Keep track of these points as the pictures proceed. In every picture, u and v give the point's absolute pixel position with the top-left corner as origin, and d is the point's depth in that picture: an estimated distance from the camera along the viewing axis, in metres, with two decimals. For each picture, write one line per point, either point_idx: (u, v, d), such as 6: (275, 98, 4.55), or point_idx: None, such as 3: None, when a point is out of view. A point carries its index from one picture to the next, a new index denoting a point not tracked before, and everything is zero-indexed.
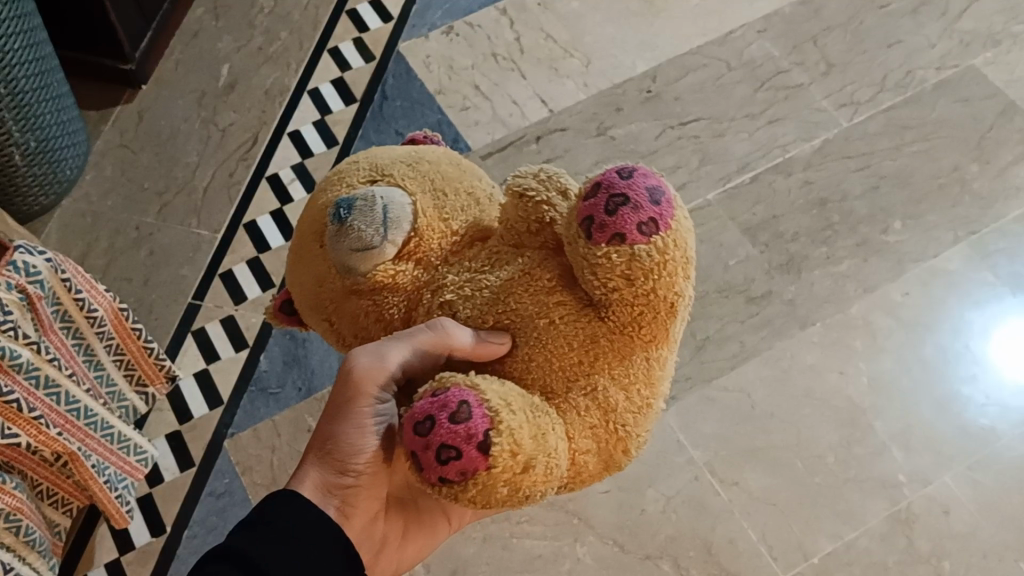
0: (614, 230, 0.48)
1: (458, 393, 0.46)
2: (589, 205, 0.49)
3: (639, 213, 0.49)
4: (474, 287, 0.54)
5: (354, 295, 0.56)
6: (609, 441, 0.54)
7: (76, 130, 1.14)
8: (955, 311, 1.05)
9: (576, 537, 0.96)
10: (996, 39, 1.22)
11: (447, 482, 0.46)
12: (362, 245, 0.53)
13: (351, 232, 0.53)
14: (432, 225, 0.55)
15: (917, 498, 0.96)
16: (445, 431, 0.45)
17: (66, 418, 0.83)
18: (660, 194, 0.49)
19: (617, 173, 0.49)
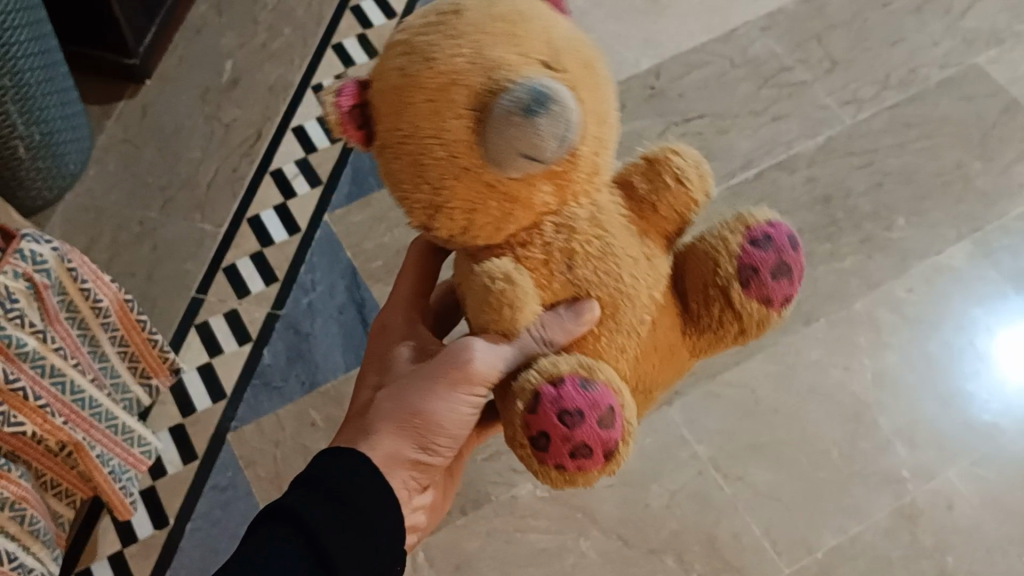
0: (763, 291, 0.52)
1: (605, 395, 0.49)
2: (757, 255, 0.52)
3: (773, 254, 0.52)
4: (602, 250, 0.51)
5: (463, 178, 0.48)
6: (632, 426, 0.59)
7: (80, 124, 1.14)
8: (960, 307, 1.05)
9: (580, 532, 0.96)
10: (999, 38, 1.22)
11: (558, 466, 0.49)
12: (533, 153, 0.45)
13: (531, 132, 0.44)
14: (590, 151, 0.49)
15: (922, 493, 0.96)
16: (590, 431, 0.48)
17: (71, 408, 0.83)
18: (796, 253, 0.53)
19: (785, 237, 0.53)
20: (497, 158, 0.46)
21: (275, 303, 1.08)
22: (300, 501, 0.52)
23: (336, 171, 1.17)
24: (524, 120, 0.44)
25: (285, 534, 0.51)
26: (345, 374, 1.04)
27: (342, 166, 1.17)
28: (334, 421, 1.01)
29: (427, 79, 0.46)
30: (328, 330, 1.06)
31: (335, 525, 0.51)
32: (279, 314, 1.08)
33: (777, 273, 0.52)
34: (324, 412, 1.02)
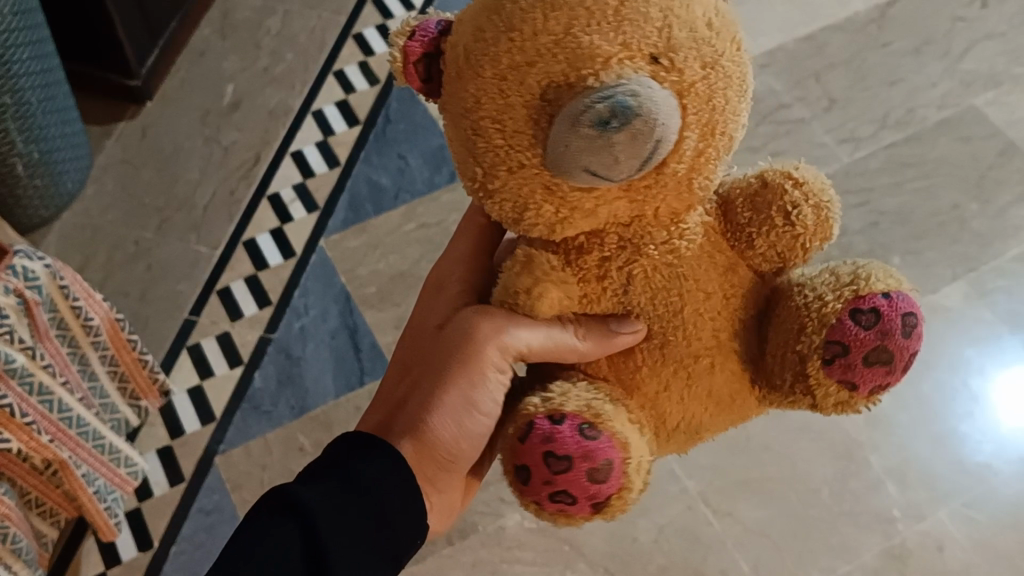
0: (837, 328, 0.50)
1: (607, 451, 0.49)
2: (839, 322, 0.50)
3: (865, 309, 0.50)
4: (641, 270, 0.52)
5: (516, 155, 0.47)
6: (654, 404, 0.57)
7: (80, 143, 1.15)
8: (954, 349, 1.05)
9: (566, 564, 0.95)
10: (997, 80, 1.23)
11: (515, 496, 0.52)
12: (588, 159, 0.44)
13: (584, 129, 0.43)
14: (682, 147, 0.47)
15: (912, 534, 0.95)
16: (570, 439, 0.48)
17: (58, 426, 0.82)
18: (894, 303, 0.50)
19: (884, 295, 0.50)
20: (565, 165, 0.45)
21: (268, 326, 1.08)
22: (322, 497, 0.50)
23: (332, 197, 1.17)
24: (606, 136, 0.42)
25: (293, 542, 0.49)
26: (334, 399, 1.03)
27: (340, 191, 1.18)
28: (322, 446, 1.01)
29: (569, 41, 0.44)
30: (319, 355, 1.06)
31: (333, 495, 0.50)
32: (271, 338, 1.08)
33: (871, 354, 0.49)
34: (313, 437, 1.01)
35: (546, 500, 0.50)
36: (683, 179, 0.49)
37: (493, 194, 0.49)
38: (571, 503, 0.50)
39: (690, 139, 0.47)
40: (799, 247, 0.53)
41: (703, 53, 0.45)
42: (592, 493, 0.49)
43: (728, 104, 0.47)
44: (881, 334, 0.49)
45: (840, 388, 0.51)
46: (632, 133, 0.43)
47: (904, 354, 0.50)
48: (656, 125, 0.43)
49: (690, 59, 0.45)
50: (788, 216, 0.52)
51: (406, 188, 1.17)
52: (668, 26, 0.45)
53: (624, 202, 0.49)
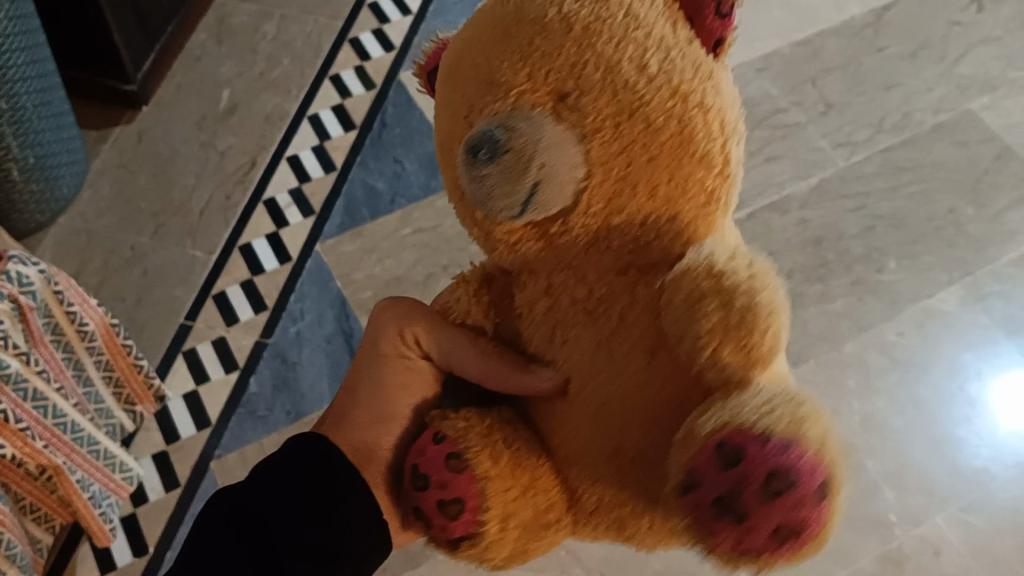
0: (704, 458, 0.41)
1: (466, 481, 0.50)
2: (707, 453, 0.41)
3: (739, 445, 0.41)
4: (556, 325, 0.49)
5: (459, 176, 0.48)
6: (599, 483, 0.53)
7: (76, 149, 1.15)
8: (951, 353, 1.05)
9: (562, 570, 0.95)
10: (993, 85, 1.23)
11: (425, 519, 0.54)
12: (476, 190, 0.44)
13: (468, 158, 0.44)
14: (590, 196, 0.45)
15: (908, 539, 0.95)
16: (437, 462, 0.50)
17: (53, 432, 0.82)
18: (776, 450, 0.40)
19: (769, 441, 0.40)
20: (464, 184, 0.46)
21: (263, 331, 1.08)
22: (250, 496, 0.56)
23: (329, 202, 1.17)
24: (474, 165, 0.44)
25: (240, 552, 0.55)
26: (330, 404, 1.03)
27: (336, 197, 1.18)
28: None
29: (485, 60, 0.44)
30: (315, 360, 1.06)
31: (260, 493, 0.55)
32: (267, 343, 1.07)
33: (720, 497, 0.40)
34: None
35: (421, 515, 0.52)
36: (591, 233, 0.46)
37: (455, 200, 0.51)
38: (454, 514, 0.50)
39: (592, 189, 0.44)
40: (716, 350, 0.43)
41: (622, 100, 0.43)
42: (444, 517, 0.50)
43: (655, 160, 0.44)
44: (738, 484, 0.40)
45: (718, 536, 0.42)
46: (495, 162, 0.43)
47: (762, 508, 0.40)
48: (525, 167, 0.43)
49: (594, 103, 0.43)
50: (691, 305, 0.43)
51: (403, 192, 1.17)
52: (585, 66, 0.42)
53: (538, 240, 0.47)
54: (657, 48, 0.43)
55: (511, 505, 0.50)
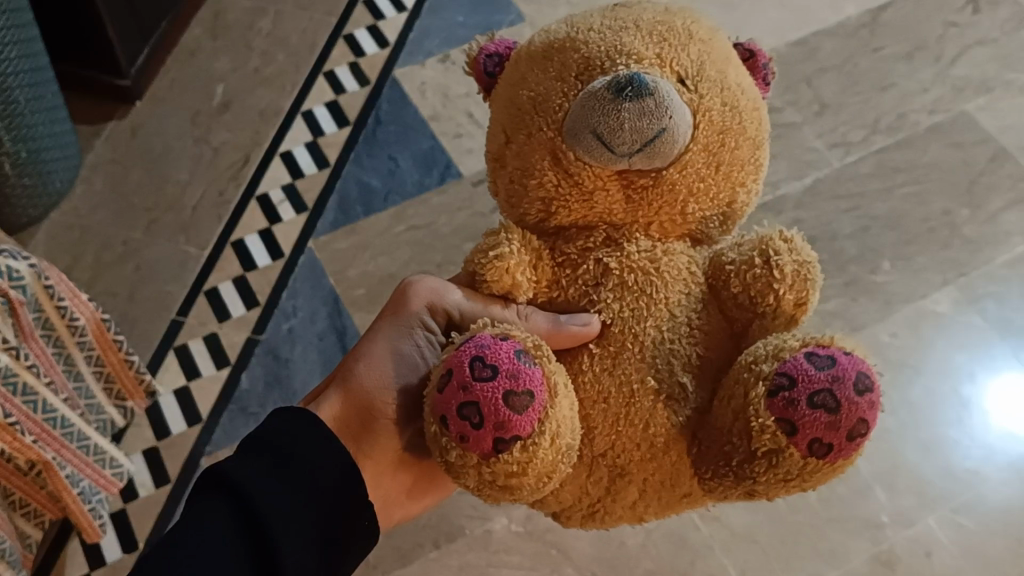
0: (802, 411, 0.49)
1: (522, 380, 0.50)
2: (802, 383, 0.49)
3: (844, 384, 0.49)
4: (624, 290, 0.57)
5: (548, 155, 0.55)
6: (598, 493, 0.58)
7: (68, 143, 1.14)
8: (945, 354, 1.05)
9: (554, 568, 0.95)
10: (989, 86, 1.23)
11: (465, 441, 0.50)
12: (598, 135, 0.51)
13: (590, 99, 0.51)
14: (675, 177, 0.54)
15: (900, 539, 0.95)
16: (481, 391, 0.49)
17: (43, 427, 0.82)
18: (865, 385, 0.49)
19: (854, 380, 0.49)
20: (572, 131, 0.53)
21: (255, 327, 1.08)
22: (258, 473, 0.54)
23: (322, 198, 1.17)
24: (617, 102, 0.50)
25: (227, 517, 0.53)
26: None
27: (329, 193, 1.17)
28: None
29: (591, 50, 0.55)
30: (307, 356, 1.06)
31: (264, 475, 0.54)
32: (259, 339, 1.07)
33: (815, 394, 0.49)
34: None
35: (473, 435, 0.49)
36: (667, 199, 0.55)
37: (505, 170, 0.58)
38: (477, 426, 0.49)
39: (693, 153, 0.54)
40: (769, 297, 0.56)
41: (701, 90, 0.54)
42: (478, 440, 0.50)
43: (735, 149, 0.55)
44: (832, 378, 0.49)
45: (776, 429, 0.50)
46: (637, 102, 0.50)
47: (851, 410, 0.48)
48: (665, 107, 0.50)
49: (711, 91, 0.54)
50: (726, 271, 0.57)
51: (397, 189, 1.17)
52: (676, 58, 0.54)
53: (621, 194, 0.56)
54: (714, 55, 0.56)
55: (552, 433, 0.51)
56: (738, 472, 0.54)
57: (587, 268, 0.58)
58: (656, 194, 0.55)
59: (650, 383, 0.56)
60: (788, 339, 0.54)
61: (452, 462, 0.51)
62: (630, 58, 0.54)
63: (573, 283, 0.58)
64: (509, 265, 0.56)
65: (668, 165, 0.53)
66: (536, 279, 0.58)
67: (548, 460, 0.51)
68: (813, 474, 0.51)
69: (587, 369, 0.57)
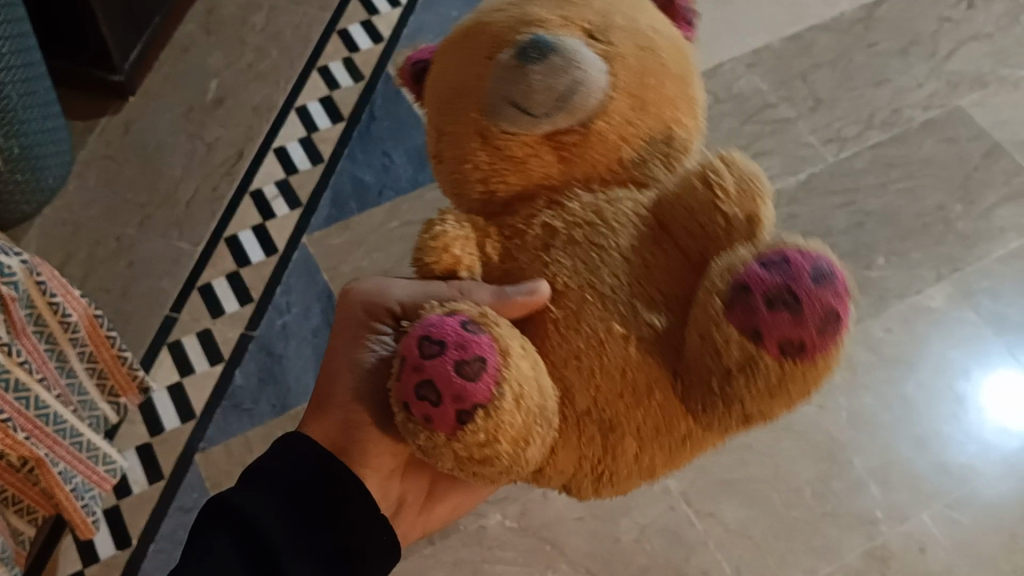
0: (760, 317, 0.43)
1: (479, 348, 0.44)
2: (757, 282, 0.44)
3: (794, 276, 0.43)
4: (575, 236, 0.51)
5: (478, 139, 0.52)
6: (586, 470, 0.51)
7: (61, 138, 1.14)
8: (939, 350, 1.05)
9: (548, 564, 0.95)
10: (983, 81, 1.23)
11: (430, 423, 0.44)
12: (519, 104, 0.49)
13: (512, 71, 0.49)
14: (606, 129, 0.51)
15: (894, 535, 0.95)
16: (435, 367, 0.43)
17: (35, 423, 0.81)
18: (828, 270, 0.43)
19: (809, 267, 0.43)
20: (494, 104, 0.50)
21: (249, 323, 1.07)
22: (255, 499, 0.54)
23: (316, 194, 1.16)
24: (526, 67, 0.48)
25: (227, 543, 0.53)
26: None
27: (323, 189, 1.17)
28: None
29: (498, 28, 0.53)
30: (301, 353, 1.05)
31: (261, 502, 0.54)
32: (253, 335, 1.07)
33: (773, 293, 0.43)
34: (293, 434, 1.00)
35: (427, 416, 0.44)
36: (604, 150, 0.52)
37: (443, 164, 0.55)
38: (437, 405, 0.43)
39: (616, 99, 0.51)
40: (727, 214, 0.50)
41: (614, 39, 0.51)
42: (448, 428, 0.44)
43: (658, 84, 0.52)
44: (788, 275, 0.43)
45: (740, 340, 0.44)
46: (546, 61, 0.48)
47: (814, 300, 0.42)
48: (575, 65, 0.48)
49: (622, 38, 0.52)
50: (674, 198, 0.51)
51: (391, 185, 1.17)
52: (580, 16, 0.52)
53: (553, 156, 0.52)
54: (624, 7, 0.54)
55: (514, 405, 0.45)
56: (725, 402, 0.47)
57: (534, 232, 0.52)
58: (589, 150, 0.52)
59: (617, 330, 0.49)
60: (741, 249, 0.47)
61: (426, 448, 0.46)
62: (535, 25, 0.51)
63: (523, 251, 0.52)
64: (446, 239, 0.52)
65: (592, 114, 0.51)
66: (485, 256, 0.53)
67: (519, 426, 0.45)
68: (800, 383, 0.45)
69: (554, 329, 0.50)
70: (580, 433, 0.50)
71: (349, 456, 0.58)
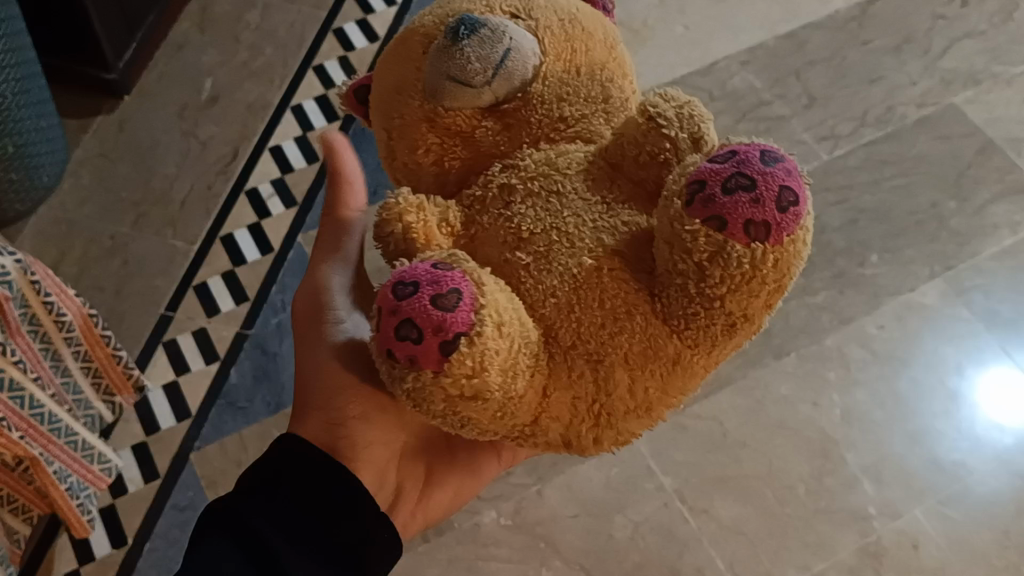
0: (717, 211, 0.43)
1: (454, 281, 0.43)
2: (709, 173, 0.44)
3: (738, 169, 0.43)
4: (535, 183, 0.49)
5: (424, 123, 0.51)
6: (585, 415, 0.47)
7: (55, 137, 1.14)
8: (931, 347, 1.05)
9: (542, 562, 0.95)
10: (977, 78, 1.23)
11: (416, 365, 0.42)
12: (458, 76, 0.48)
13: (442, 48, 0.48)
14: (546, 93, 0.51)
15: (887, 531, 0.95)
16: (417, 305, 0.41)
17: (30, 423, 0.81)
18: (776, 159, 0.43)
19: (759, 158, 0.43)
20: (431, 84, 0.49)
21: (244, 321, 1.08)
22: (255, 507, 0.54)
23: (311, 192, 1.17)
24: (457, 44, 0.47)
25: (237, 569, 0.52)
26: None
27: (318, 187, 1.17)
28: None
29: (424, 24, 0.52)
30: (295, 351, 1.06)
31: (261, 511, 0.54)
32: (248, 333, 1.07)
33: (728, 181, 0.43)
34: None
35: (414, 357, 0.42)
36: (546, 113, 0.51)
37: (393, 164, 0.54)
38: (419, 342, 0.42)
39: (548, 63, 0.50)
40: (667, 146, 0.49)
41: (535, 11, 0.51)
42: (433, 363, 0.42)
43: (589, 50, 0.52)
44: (736, 163, 0.43)
45: (705, 233, 0.43)
46: (475, 35, 0.47)
47: (768, 179, 0.42)
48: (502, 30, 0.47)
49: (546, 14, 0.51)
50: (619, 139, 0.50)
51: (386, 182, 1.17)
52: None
53: (498, 125, 0.51)
54: None
55: (495, 330, 0.43)
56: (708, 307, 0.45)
57: (493, 192, 0.50)
58: (531, 112, 0.51)
59: (590, 263, 0.47)
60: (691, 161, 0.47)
61: (415, 393, 0.44)
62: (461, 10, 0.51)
63: (481, 212, 0.50)
64: (402, 208, 0.49)
65: (529, 77, 0.50)
66: (449, 225, 0.49)
67: (506, 354, 0.43)
68: (773, 270, 0.44)
69: (524, 275, 0.47)
70: (569, 378, 0.46)
71: (340, 454, 0.60)
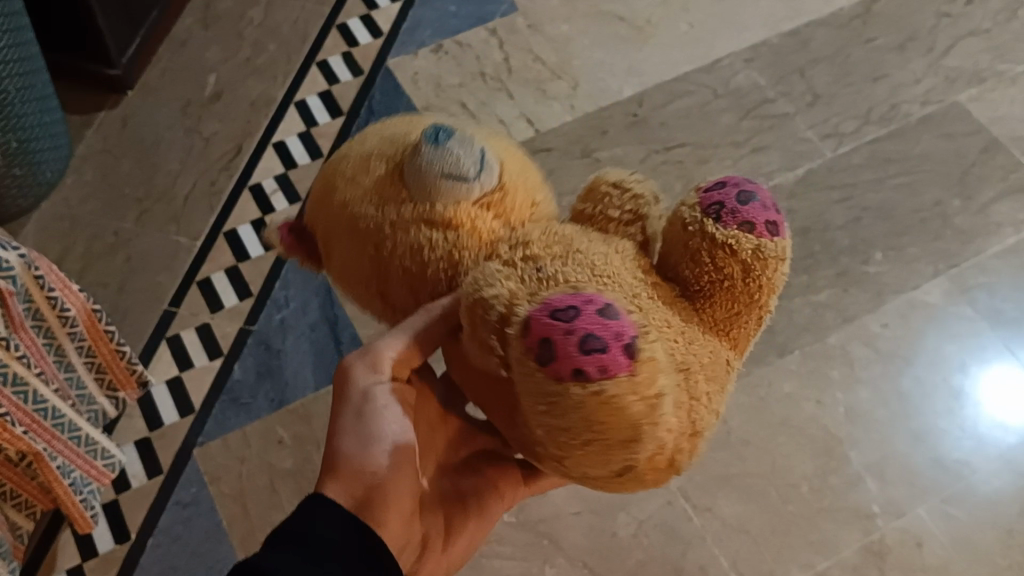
0: (745, 214, 0.48)
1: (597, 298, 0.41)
2: (715, 195, 0.49)
3: (734, 186, 0.49)
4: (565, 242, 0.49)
5: (422, 227, 0.51)
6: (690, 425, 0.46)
7: (59, 133, 1.14)
8: (935, 345, 1.05)
9: (545, 559, 0.95)
10: (981, 76, 1.23)
11: (605, 377, 0.40)
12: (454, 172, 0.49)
13: (428, 153, 0.49)
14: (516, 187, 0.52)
15: (891, 530, 0.95)
16: (591, 316, 0.40)
17: (33, 418, 0.81)
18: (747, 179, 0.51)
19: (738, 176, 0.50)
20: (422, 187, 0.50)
21: (248, 317, 1.08)
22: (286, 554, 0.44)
23: None
24: (440, 146, 0.49)
25: None
26: (315, 392, 1.03)
27: None
28: (301, 439, 1.00)
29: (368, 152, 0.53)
30: (299, 347, 1.06)
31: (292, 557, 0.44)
32: (252, 329, 1.07)
33: (737, 193, 0.49)
34: (292, 429, 1.01)
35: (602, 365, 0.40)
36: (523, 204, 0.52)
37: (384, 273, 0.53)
38: (607, 348, 0.39)
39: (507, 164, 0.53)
40: None
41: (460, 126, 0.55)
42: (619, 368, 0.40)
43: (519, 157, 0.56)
44: (724, 184, 0.50)
45: (739, 234, 0.48)
46: (453, 138, 0.49)
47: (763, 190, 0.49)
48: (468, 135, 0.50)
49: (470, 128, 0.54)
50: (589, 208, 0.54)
51: None
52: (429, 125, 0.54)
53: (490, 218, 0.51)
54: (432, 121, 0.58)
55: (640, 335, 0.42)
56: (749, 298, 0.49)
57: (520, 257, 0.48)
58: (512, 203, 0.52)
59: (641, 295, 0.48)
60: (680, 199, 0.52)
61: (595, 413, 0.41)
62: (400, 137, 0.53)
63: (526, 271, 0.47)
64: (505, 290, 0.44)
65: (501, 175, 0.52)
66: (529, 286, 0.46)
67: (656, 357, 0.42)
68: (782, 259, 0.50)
69: None
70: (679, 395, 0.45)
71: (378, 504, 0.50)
